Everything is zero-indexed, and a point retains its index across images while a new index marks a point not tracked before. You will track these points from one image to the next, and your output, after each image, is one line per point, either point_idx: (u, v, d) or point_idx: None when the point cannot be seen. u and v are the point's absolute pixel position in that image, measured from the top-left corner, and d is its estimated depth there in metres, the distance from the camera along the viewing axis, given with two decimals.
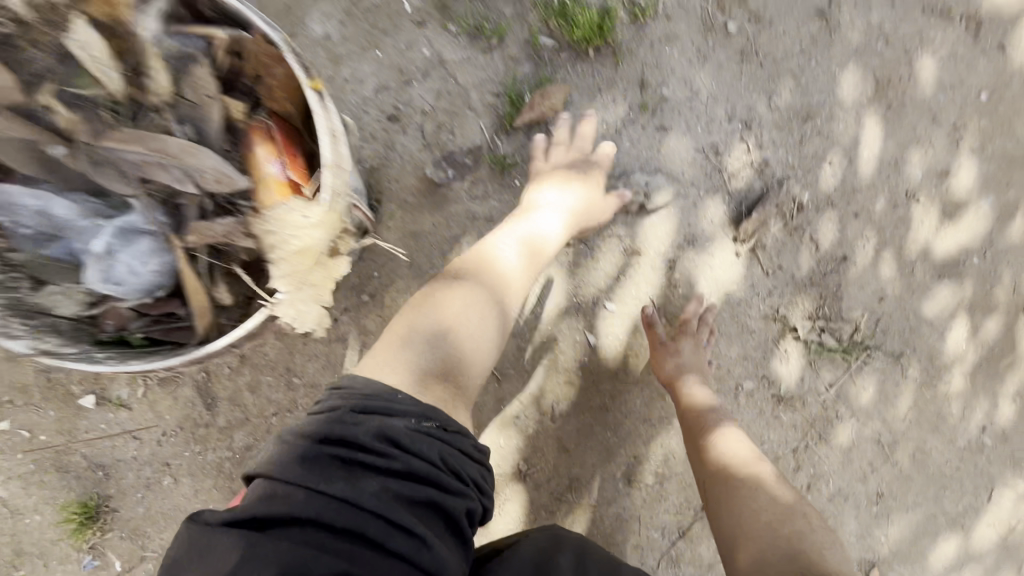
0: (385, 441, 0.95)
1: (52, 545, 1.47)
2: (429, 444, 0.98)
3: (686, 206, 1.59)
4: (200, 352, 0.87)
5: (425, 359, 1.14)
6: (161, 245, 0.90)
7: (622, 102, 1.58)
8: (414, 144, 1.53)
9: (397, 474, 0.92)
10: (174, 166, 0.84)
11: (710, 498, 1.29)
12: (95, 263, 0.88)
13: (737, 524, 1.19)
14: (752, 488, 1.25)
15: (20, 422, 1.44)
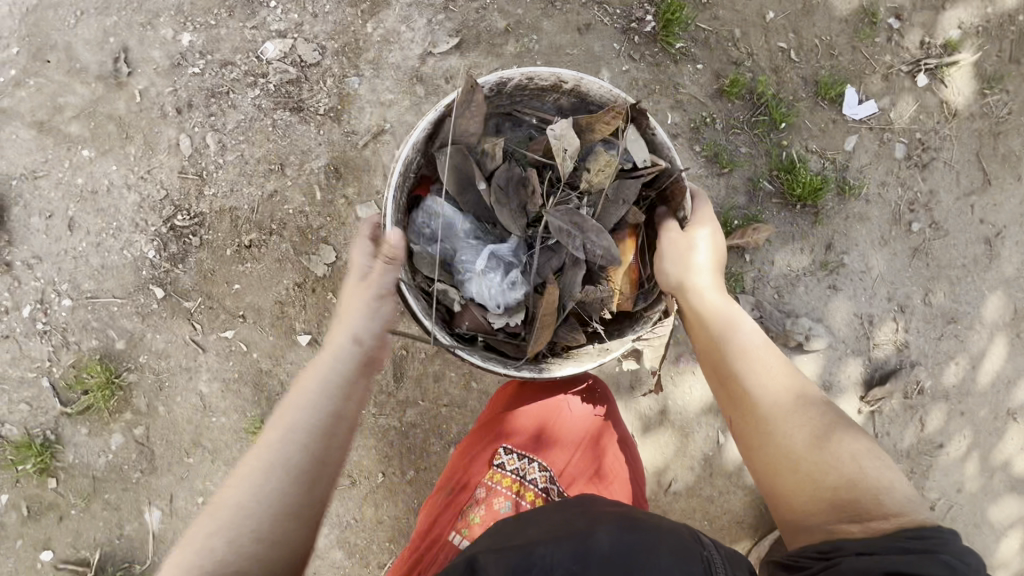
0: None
1: (224, 445, 1.67)
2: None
3: (833, 356, 1.86)
4: (545, 373, 1.09)
5: (241, 550, 0.80)
6: (531, 276, 1.13)
7: (809, 255, 1.86)
8: None
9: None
10: (577, 237, 1.09)
11: (736, 429, 1.08)
12: (476, 270, 1.11)
13: (769, 478, 1.01)
14: (761, 421, 1.03)
15: (244, 336, 1.67)
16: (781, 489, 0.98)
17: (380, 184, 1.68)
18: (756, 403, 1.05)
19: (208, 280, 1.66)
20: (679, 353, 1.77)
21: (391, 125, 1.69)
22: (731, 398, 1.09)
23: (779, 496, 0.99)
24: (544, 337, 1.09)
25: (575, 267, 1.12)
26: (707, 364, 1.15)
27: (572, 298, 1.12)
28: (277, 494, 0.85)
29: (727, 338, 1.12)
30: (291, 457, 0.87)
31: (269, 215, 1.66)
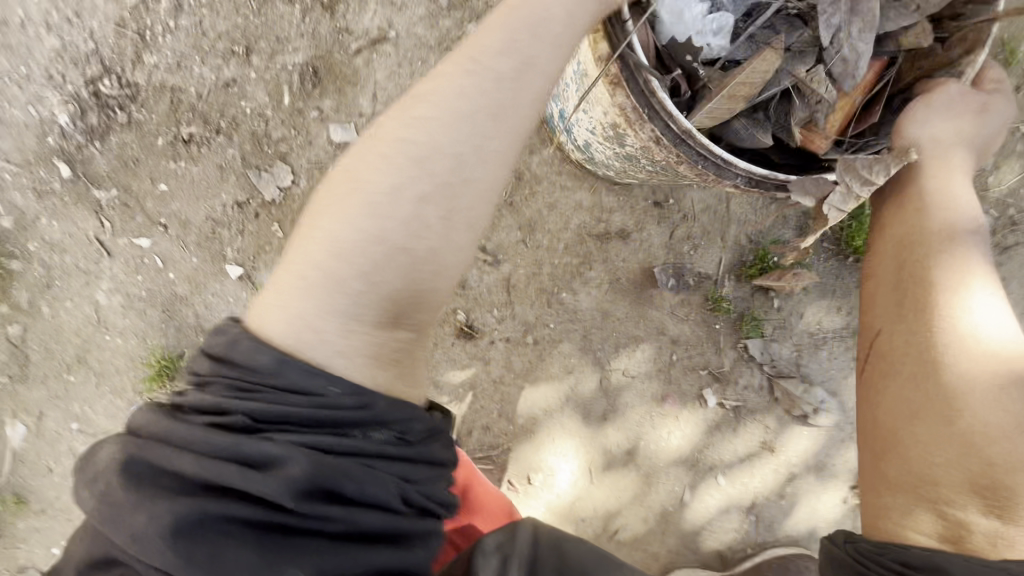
0: (313, 487, 0.61)
1: (112, 371, 1.39)
2: (379, 474, 0.65)
3: (837, 438, 1.59)
4: (690, 137, 0.76)
5: (414, 258, 0.70)
6: (739, 39, 0.81)
7: (844, 317, 1.58)
8: (658, 238, 1.49)
9: (331, 534, 0.62)
10: (840, 14, 0.77)
11: (884, 357, 0.80)
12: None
13: (902, 421, 0.77)
14: (939, 358, 0.75)
15: (162, 250, 1.37)
16: (912, 442, 0.76)
17: (366, 106, 1.34)
18: (935, 338, 0.76)
19: (129, 170, 1.33)
20: (666, 392, 1.54)
21: (397, 37, 1.33)
22: (902, 316, 0.79)
23: (904, 449, 0.77)
24: (716, 112, 0.79)
25: (801, 57, 0.80)
26: (885, 257, 0.82)
27: (781, 85, 0.80)
28: (486, 173, 0.71)
29: (951, 240, 0.78)
30: (454, 155, 0.69)
31: (220, 109, 1.32)
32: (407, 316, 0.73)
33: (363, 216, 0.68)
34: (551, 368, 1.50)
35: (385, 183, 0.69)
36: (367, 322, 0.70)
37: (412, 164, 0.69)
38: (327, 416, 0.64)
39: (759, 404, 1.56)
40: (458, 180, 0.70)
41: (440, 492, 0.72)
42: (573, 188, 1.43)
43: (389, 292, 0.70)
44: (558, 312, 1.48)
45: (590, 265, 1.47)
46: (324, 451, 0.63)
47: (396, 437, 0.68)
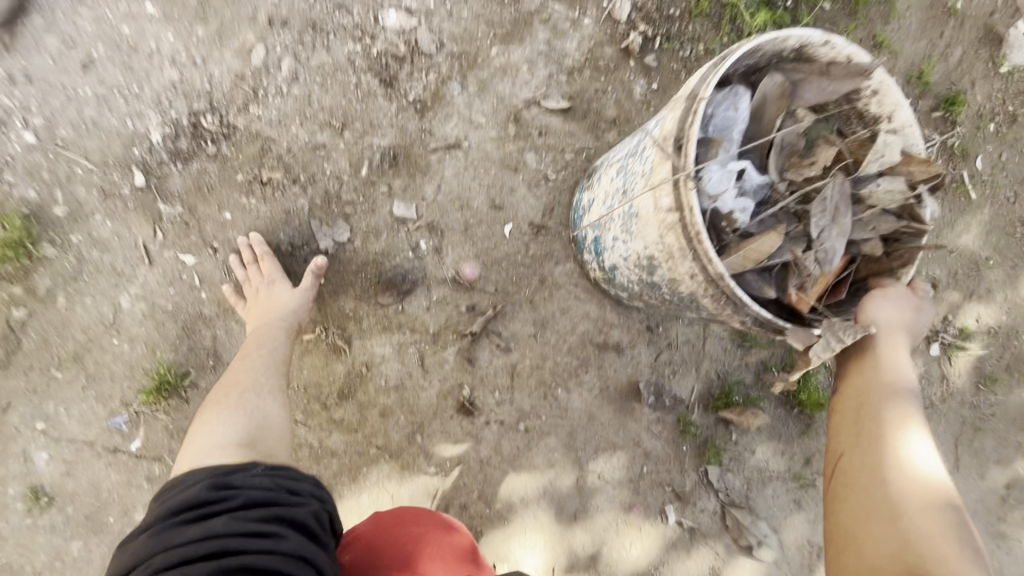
0: (217, 487, 0.94)
1: (106, 377, 1.35)
2: (258, 479, 0.98)
3: (772, 574, 1.73)
4: (723, 280, 1.00)
5: (254, 411, 1.20)
6: (755, 219, 1.11)
7: (787, 460, 1.80)
8: (645, 358, 1.71)
9: (235, 508, 0.91)
10: (826, 220, 1.08)
11: (843, 472, 0.93)
12: (726, 168, 1.05)
13: (857, 525, 0.86)
14: (884, 471, 0.88)
15: (204, 270, 1.43)
16: (864, 537, 0.84)
17: (429, 193, 1.56)
18: (882, 456, 0.90)
19: (200, 194, 1.44)
20: (633, 502, 1.65)
21: (468, 147, 1.59)
22: (858, 441, 0.94)
23: (859, 548, 0.84)
24: (732, 263, 1.05)
25: (795, 242, 1.10)
26: (846, 399, 1.00)
27: (783, 258, 1.08)
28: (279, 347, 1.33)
29: (896, 388, 0.96)
30: (275, 369, 1.29)
31: (303, 164, 1.49)
32: (263, 441, 1.15)
33: (223, 407, 1.19)
34: (536, 458, 1.59)
35: (240, 386, 1.24)
36: (233, 445, 1.11)
37: (237, 385, 1.24)
38: (215, 466, 1.00)
39: (711, 529, 1.70)
40: (272, 378, 1.27)
41: (307, 488, 1.00)
42: (585, 300, 1.65)
43: (246, 432, 1.15)
44: (551, 406, 1.62)
45: (587, 369, 1.65)
46: (223, 477, 0.98)
47: (268, 468, 1.02)
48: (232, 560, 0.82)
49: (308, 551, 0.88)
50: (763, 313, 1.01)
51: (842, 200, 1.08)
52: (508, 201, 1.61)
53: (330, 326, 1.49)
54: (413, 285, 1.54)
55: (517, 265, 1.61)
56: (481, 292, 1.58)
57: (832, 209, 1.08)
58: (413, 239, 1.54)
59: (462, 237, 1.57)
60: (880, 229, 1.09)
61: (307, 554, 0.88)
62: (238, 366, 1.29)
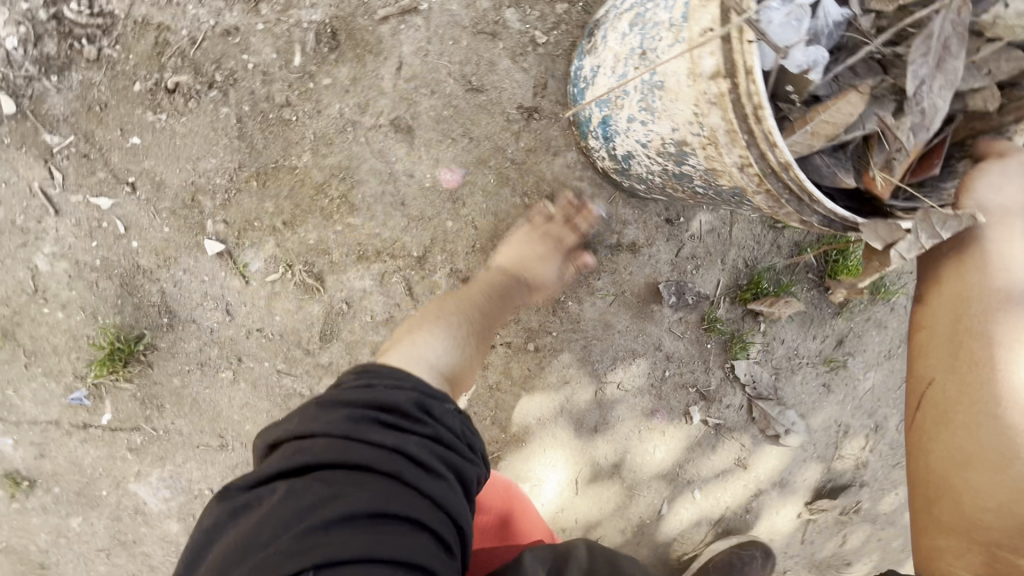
0: (418, 406, 0.76)
1: (48, 352, 1.17)
2: (448, 415, 0.79)
3: (798, 457, 1.71)
4: (788, 168, 0.72)
5: (467, 350, 1.18)
6: (827, 76, 0.78)
7: (818, 344, 1.68)
8: (665, 255, 1.50)
9: (427, 436, 0.74)
10: (924, 67, 0.74)
11: (934, 403, 0.79)
12: (790, 6, 0.71)
13: (952, 470, 0.76)
14: (990, 406, 0.75)
15: (125, 213, 1.16)
16: (960, 486, 0.75)
17: (387, 82, 1.23)
18: (984, 390, 0.75)
19: (92, 116, 1.12)
20: (656, 407, 1.55)
21: (428, 11, 1.22)
22: (953, 365, 0.79)
23: (956, 495, 0.75)
24: (796, 146, 0.77)
25: (881, 104, 0.79)
26: (938, 310, 0.82)
27: (865, 128, 0.78)
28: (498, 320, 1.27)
29: (1009, 291, 0.77)
30: (491, 323, 1.25)
31: (215, 59, 1.14)
32: (462, 376, 1.15)
33: (447, 328, 1.17)
34: (550, 378, 1.46)
35: (457, 304, 1.24)
36: (437, 368, 1.10)
37: (469, 322, 1.21)
38: (415, 380, 0.81)
39: (736, 423, 1.63)
40: (490, 333, 1.25)
41: (479, 445, 0.83)
42: (592, 195, 1.39)
43: (455, 361, 1.15)
44: (562, 321, 1.45)
45: (598, 276, 1.45)
46: (422, 393, 0.79)
47: (462, 405, 0.83)
48: (396, 505, 0.66)
49: (463, 522, 0.72)
50: (836, 211, 0.74)
51: (949, 34, 0.73)
52: (488, 81, 1.27)
53: (295, 264, 1.25)
54: (385, 204, 1.26)
55: (508, 164, 1.32)
56: (468, 199, 1.31)
57: (934, 49, 0.74)
58: (375, 144, 1.24)
59: (438, 134, 1.27)
60: (1001, 72, 0.78)
61: (461, 523, 0.72)
62: (460, 301, 1.24)
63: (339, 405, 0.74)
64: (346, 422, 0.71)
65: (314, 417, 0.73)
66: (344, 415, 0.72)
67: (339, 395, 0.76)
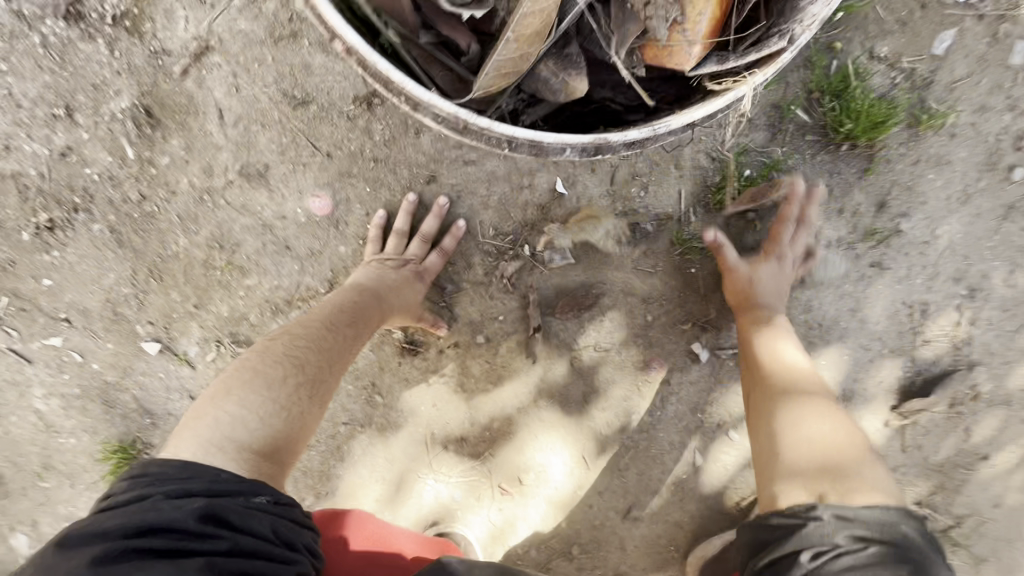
0: (212, 519, 0.75)
1: (81, 471, 1.38)
2: (260, 517, 0.80)
3: (860, 359, 1.37)
4: (467, 126, 0.54)
5: (296, 415, 0.93)
6: None
7: (849, 219, 1.29)
8: (597, 189, 1.24)
9: (220, 552, 0.73)
10: None
11: (765, 389, 1.15)
12: None
13: (761, 424, 1.11)
14: (751, 373, 1.20)
15: (76, 344, 1.29)
16: (761, 428, 1.11)
17: (217, 134, 1.15)
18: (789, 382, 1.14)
19: (10, 274, 1.23)
20: (650, 357, 1.35)
21: (221, 43, 1.10)
22: (750, 366, 1.21)
23: (770, 449, 1.07)
24: (511, 64, 0.55)
25: None
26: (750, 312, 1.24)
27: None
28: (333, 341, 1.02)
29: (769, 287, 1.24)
30: (335, 355, 1.02)
31: (68, 184, 1.17)
32: (281, 452, 0.90)
33: (269, 384, 0.92)
34: (514, 364, 1.34)
35: (274, 349, 0.98)
36: (248, 448, 0.87)
37: (297, 368, 0.96)
38: (219, 475, 0.80)
39: None
40: (330, 377, 1.01)
41: (303, 540, 0.86)
42: (479, 158, 1.19)
43: (269, 434, 0.89)
44: (504, 303, 1.30)
45: (524, 243, 1.26)
46: (217, 497, 0.78)
47: (273, 498, 0.83)
48: None
49: None
50: (565, 142, 0.55)
51: None
52: (311, 86, 1.13)
53: (223, 338, 1.29)
54: (271, 254, 1.22)
55: (373, 164, 1.18)
56: (350, 219, 1.22)
57: None
58: (236, 201, 1.19)
59: (290, 165, 1.17)
60: None
61: None
62: (293, 338, 1.01)
63: (95, 540, 0.69)
64: (94, 566, 0.66)
65: (54, 565, 0.67)
66: (101, 552, 0.68)
67: (100, 524, 0.72)
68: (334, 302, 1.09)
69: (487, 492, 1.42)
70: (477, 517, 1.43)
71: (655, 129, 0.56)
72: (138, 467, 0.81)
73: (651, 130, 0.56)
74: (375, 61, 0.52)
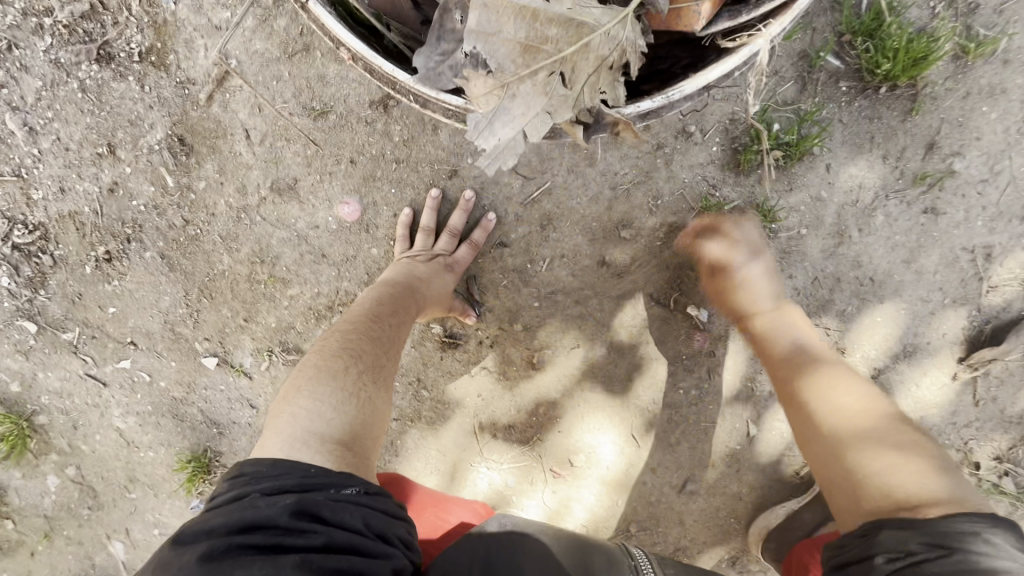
0: (305, 514, 0.74)
1: (163, 480, 1.48)
2: (351, 509, 0.78)
3: (920, 312, 1.29)
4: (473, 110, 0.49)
5: (366, 401, 0.96)
6: None
7: (893, 165, 1.22)
8: (622, 164, 1.21)
9: (317, 546, 0.72)
10: None
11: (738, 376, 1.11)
12: None
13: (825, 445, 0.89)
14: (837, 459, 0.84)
15: (144, 365, 1.39)
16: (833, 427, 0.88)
17: (246, 153, 1.20)
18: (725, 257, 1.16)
19: (78, 305, 1.33)
20: (692, 329, 1.31)
21: (241, 65, 1.14)
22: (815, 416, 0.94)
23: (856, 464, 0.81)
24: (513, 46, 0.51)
25: None
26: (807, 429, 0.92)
27: None
28: (379, 332, 1.06)
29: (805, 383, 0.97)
30: (387, 346, 1.05)
31: (119, 217, 1.25)
32: (362, 440, 0.92)
33: (334, 374, 0.95)
34: (553, 348, 1.34)
35: (328, 350, 1.01)
36: (331, 438, 0.88)
37: (355, 358, 1.00)
38: (308, 469, 0.81)
39: (807, 307, 1.29)
40: (386, 365, 1.04)
41: (399, 532, 0.83)
42: None
43: (350, 421, 0.92)
44: (537, 288, 1.30)
45: (552, 227, 1.25)
46: (307, 492, 0.78)
47: (362, 488, 0.82)
48: None
49: None
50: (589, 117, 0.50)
51: None
52: (328, 96, 1.15)
53: (273, 348, 1.34)
54: (309, 263, 1.27)
55: (394, 165, 1.20)
56: (379, 221, 1.24)
57: None
58: (270, 215, 1.24)
59: (317, 175, 1.21)
60: None
61: None
62: (345, 335, 1.04)
63: (203, 537, 0.72)
64: (206, 561, 0.68)
65: (172, 561, 0.71)
66: (206, 548, 0.70)
67: (204, 523, 0.75)
68: (369, 302, 1.12)
69: (539, 475, 1.42)
70: (532, 501, 1.43)
71: (669, 96, 0.53)
72: (234, 469, 0.85)
73: (665, 99, 0.53)
74: (380, 64, 0.52)
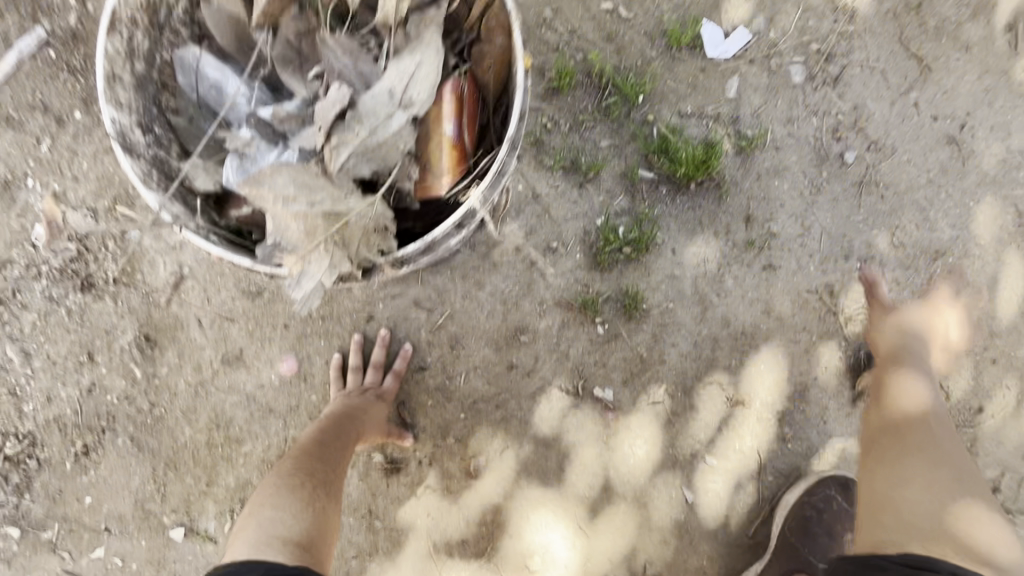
0: None
1: None
2: None
3: (797, 352, 1.46)
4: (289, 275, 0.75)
5: (322, 509, 1.09)
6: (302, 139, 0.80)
7: (725, 239, 1.48)
8: (505, 283, 1.46)
9: None
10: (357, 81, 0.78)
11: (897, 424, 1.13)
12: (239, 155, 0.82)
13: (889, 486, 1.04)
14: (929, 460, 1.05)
15: (116, 549, 1.48)
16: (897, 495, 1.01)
17: (199, 337, 1.45)
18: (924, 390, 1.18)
19: (58, 501, 1.47)
20: (604, 409, 1.46)
21: (192, 270, 1.45)
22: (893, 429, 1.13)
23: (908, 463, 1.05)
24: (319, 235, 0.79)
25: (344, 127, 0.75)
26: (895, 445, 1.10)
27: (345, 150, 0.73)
28: (333, 448, 1.21)
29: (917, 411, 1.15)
30: (340, 460, 1.20)
31: (96, 412, 1.46)
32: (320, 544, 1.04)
33: (296, 486, 1.09)
34: (486, 454, 1.46)
35: (288, 468, 1.15)
36: (292, 540, 1.00)
37: (315, 471, 1.14)
38: (272, 562, 0.92)
39: (697, 369, 1.45)
40: (339, 480, 1.18)
41: None
42: (402, 290, 1.45)
43: (311, 525, 1.04)
44: (460, 401, 1.46)
45: (461, 346, 1.46)
46: None
47: None
48: None
49: None
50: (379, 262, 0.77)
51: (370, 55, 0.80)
52: (261, 279, 1.44)
53: (235, 506, 1.46)
54: (258, 419, 1.45)
55: (321, 321, 1.45)
56: (314, 370, 1.46)
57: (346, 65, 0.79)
58: (222, 384, 1.45)
59: (258, 343, 1.45)
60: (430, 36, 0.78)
61: None
62: (303, 453, 1.19)
63: None
64: None
65: None
66: None
67: None
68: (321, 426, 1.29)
69: None
70: None
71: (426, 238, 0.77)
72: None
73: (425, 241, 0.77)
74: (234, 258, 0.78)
